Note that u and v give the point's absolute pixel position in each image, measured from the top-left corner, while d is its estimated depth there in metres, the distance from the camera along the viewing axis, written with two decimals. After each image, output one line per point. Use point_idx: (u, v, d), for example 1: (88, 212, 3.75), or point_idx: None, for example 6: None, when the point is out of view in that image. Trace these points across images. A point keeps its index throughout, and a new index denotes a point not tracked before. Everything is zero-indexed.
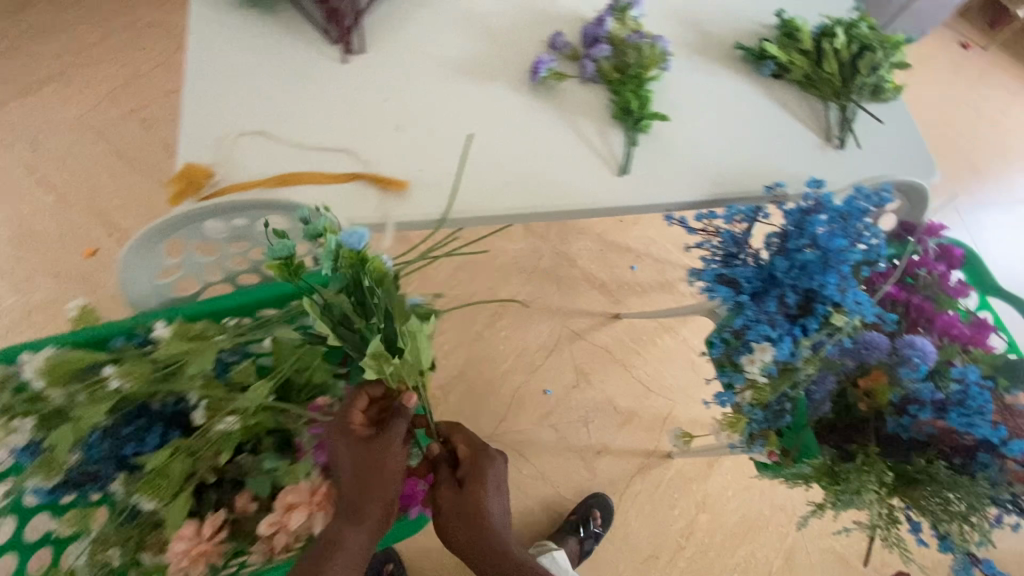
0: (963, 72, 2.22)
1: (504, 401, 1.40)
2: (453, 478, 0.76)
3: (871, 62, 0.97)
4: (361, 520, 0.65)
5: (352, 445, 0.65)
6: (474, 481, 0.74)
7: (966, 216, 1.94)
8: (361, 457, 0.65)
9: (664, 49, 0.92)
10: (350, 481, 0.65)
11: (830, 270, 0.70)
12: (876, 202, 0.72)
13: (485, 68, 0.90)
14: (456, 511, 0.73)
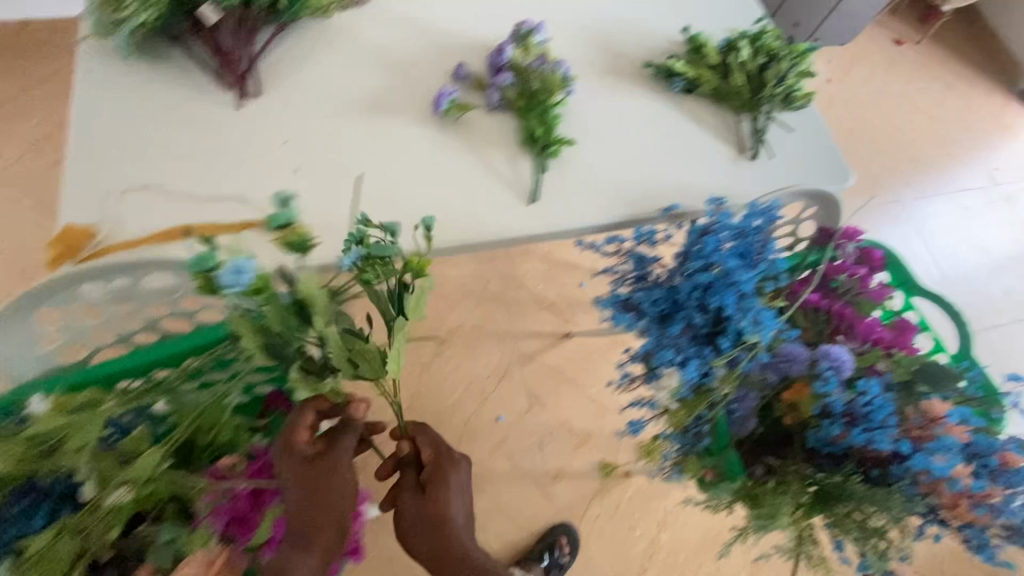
0: (897, 69, 2.27)
1: (456, 432, 1.38)
2: (416, 483, 0.71)
3: (778, 72, 0.98)
4: (307, 546, 0.63)
5: (297, 465, 0.65)
6: (438, 485, 0.70)
7: (910, 209, 1.97)
8: (305, 477, 0.65)
9: (567, 74, 0.92)
10: (298, 503, 0.64)
11: (728, 290, 0.69)
12: (767, 218, 0.72)
13: (389, 104, 0.89)
14: (417, 518, 0.69)
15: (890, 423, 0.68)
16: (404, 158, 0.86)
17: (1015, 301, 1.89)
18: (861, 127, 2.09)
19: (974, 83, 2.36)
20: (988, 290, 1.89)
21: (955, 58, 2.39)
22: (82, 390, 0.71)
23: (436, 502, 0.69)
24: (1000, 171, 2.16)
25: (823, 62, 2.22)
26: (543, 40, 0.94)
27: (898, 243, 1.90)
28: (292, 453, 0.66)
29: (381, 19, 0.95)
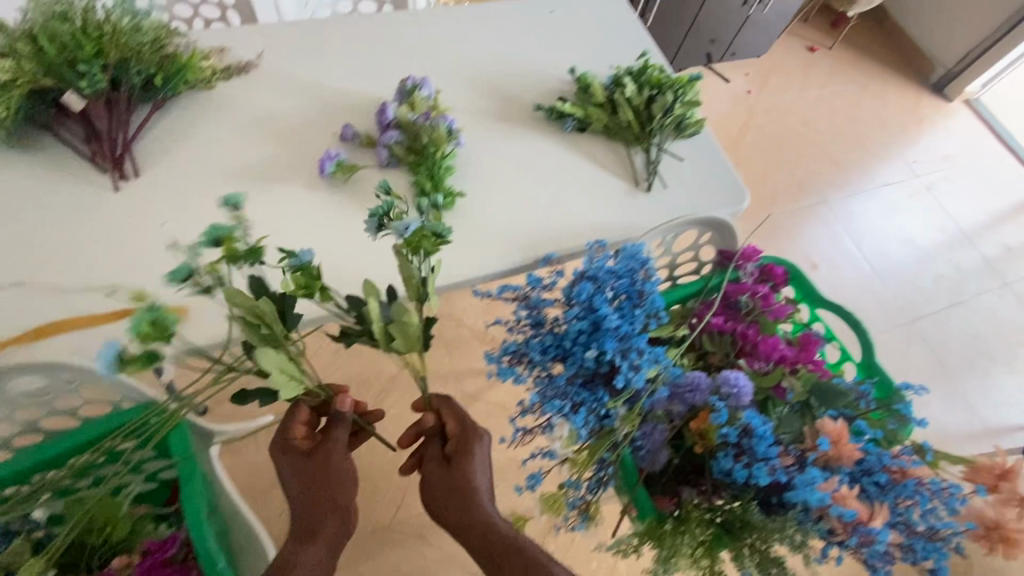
0: (813, 74, 2.37)
1: (402, 482, 1.35)
2: (441, 454, 0.70)
3: (664, 104, 1.01)
4: (311, 541, 0.63)
5: (291, 463, 0.67)
6: (459, 456, 0.69)
7: (836, 207, 2.04)
8: (302, 474, 0.66)
9: (453, 127, 0.93)
10: (297, 502, 0.65)
11: (607, 335, 0.70)
12: (638, 262, 0.73)
13: (277, 170, 0.88)
14: (443, 489, 0.67)
15: (772, 454, 0.68)
16: (292, 224, 0.84)
17: (945, 287, 1.95)
18: (784, 133, 2.16)
19: (889, 81, 2.46)
20: (919, 279, 1.95)
21: (868, 60, 2.50)
22: None
23: (459, 472, 0.68)
24: (920, 164, 2.25)
25: (743, 74, 2.30)
26: (430, 93, 0.95)
27: (828, 242, 1.96)
28: (288, 453, 0.67)
29: (270, 86, 0.97)
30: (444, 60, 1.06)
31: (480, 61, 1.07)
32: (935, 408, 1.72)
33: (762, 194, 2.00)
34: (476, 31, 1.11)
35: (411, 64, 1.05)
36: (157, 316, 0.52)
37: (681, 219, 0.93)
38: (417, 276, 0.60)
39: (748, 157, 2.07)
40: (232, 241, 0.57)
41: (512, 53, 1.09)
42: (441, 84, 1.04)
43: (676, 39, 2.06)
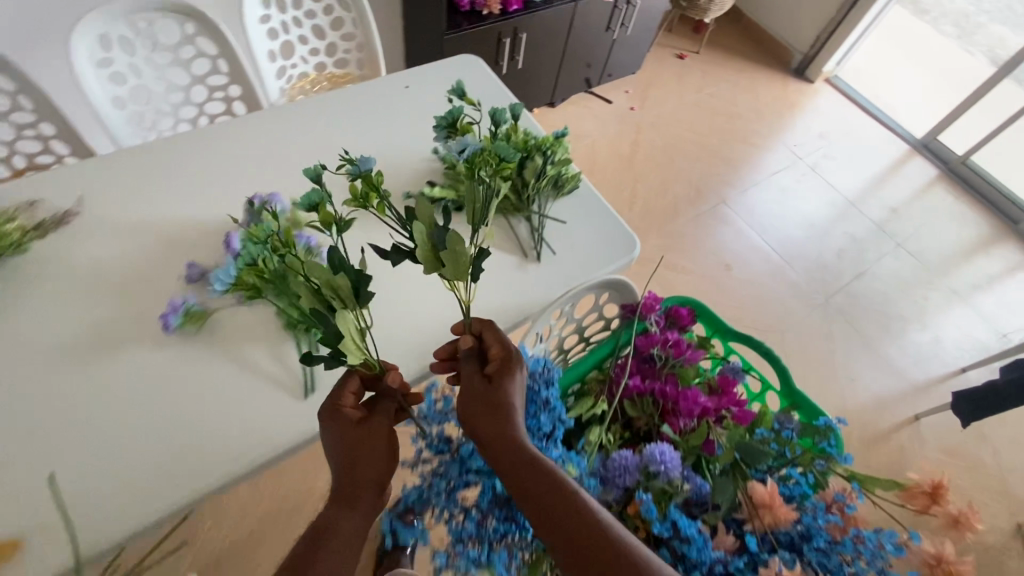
0: (687, 80, 2.47)
1: None
2: (475, 376, 0.65)
3: (536, 169, 0.98)
4: (353, 506, 0.60)
5: (335, 432, 0.63)
6: (494, 377, 0.64)
7: (734, 204, 2.11)
8: (342, 441, 0.63)
9: (312, 245, 0.86)
10: (337, 467, 0.62)
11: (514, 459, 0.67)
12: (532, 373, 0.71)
13: (115, 334, 0.76)
14: (477, 412, 0.62)
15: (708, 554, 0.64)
16: (141, 395, 0.72)
17: (849, 260, 2.03)
18: (672, 142, 2.22)
19: (756, 75, 2.60)
20: (823, 257, 2.03)
21: (734, 57, 2.63)
22: None
23: (493, 395, 0.63)
24: (800, 146, 2.37)
25: (624, 91, 2.35)
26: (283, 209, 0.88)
27: (735, 238, 2.00)
28: (332, 421, 0.64)
29: (98, 233, 0.86)
30: (297, 166, 1.00)
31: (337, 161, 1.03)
32: (870, 378, 1.76)
33: (665, 205, 2.03)
34: (324, 130, 1.07)
35: (262, 177, 0.98)
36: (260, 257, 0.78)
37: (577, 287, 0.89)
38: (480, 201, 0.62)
39: (645, 172, 2.10)
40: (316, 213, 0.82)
41: (371, 147, 1.06)
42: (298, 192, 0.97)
43: (550, 75, 2.08)
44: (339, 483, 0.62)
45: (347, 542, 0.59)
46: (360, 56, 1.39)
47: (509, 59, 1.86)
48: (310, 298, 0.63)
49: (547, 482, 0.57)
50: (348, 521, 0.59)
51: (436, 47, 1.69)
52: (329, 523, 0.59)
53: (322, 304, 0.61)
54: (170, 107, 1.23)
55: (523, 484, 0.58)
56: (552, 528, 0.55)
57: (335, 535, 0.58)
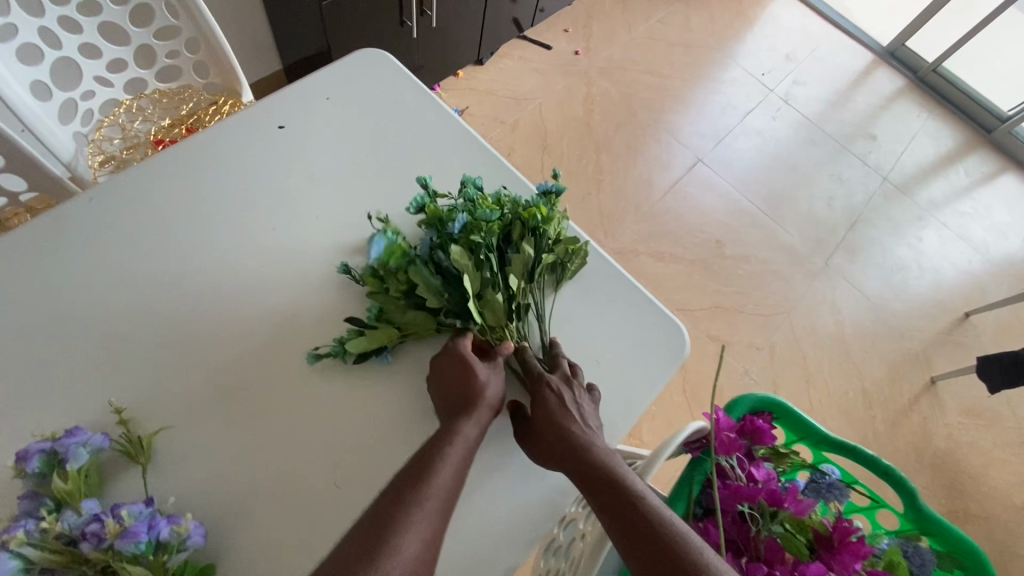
0: (633, 5, 2.04)
1: None
2: (524, 416, 0.60)
3: (525, 262, 0.62)
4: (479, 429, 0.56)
5: (463, 355, 0.59)
6: (545, 407, 0.59)
7: (712, 159, 1.79)
8: (467, 367, 0.58)
9: (163, 531, 0.45)
10: (450, 388, 0.58)
11: None
12: None
13: None
14: (538, 447, 0.58)
15: None
16: None
17: (841, 208, 1.81)
18: (630, 90, 1.84)
19: None
20: (814, 208, 1.79)
21: None
22: None
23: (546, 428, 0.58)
24: (768, 74, 2.05)
25: (562, 31, 1.90)
26: (82, 457, 0.47)
27: (720, 203, 1.71)
28: (462, 360, 0.58)
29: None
30: (122, 327, 0.60)
31: (192, 302, 0.62)
32: (885, 345, 1.59)
33: (636, 176, 1.69)
34: (159, 243, 0.65)
35: (67, 367, 0.57)
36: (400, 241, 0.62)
37: (664, 442, 0.58)
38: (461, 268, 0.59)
39: (606, 136, 1.73)
40: (434, 207, 0.62)
41: (246, 255, 0.65)
42: (136, 378, 0.57)
43: (475, 27, 1.60)
44: (454, 402, 0.57)
45: (467, 452, 0.54)
46: (197, 59, 0.92)
47: (419, 15, 1.37)
48: (423, 279, 0.60)
49: (618, 488, 0.54)
50: (471, 430, 0.55)
51: (312, 18, 1.18)
52: (452, 433, 0.54)
53: (442, 282, 0.61)
54: None
55: (607, 514, 0.52)
56: (644, 546, 0.50)
57: (458, 440, 0.53)
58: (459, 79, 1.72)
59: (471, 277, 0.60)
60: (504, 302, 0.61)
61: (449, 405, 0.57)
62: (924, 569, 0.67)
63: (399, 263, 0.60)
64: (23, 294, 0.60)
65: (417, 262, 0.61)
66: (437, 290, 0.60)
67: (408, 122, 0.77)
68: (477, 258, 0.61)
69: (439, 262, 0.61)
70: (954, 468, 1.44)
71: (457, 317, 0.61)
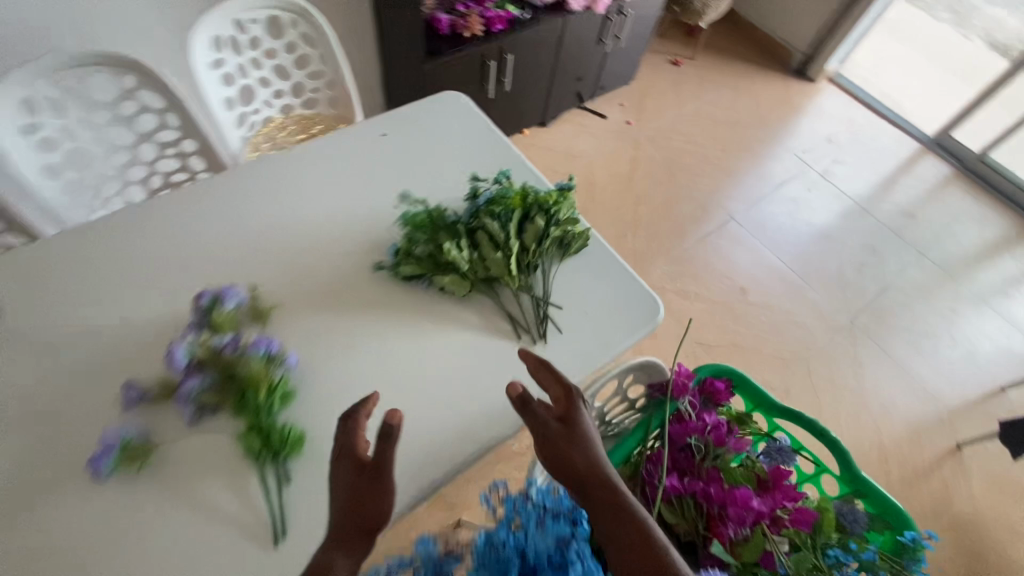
0: (684, 87, 2.34)
1: None
2: (547, 417, 0.60)
3: (537, 232, 0.83)
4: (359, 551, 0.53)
5: (352, 450, 0.57)
6: (574, 422, 0.60)
7: (744, 219, 1.97)
8: (349, 472, 0.56)
9: (274, 349, 0.71)
10: (340, 496, 0.55)
11: None
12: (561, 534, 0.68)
13: (44, 478, 0.64)
14: (561, 454, 0.58)
15: None
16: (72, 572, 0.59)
17: (871, 275, 1.90)
18: (673, 156, 2.09)
19: (755, 78, 2.47)
20: (843, 272, 1.89)
21: (732, 61, 2.50)
22: None
23: (572, 441, 0.59)
24: (808, 153, 2.23)
25: (618, 104, 2.21)
26: (238, 303, 0.74)
27: (748, 257, 1.87)
28: (342, 454, 0.57)
29: (6, 355, 0.71)
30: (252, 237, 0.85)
31: (299, 226, 0.86)
32: (908, 405, 1.62)
33: (671, 226, 1.89)
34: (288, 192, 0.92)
35: (212, 258, 0.81)
36: (402, 244, 0.81)
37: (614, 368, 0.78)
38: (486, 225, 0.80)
39: (647, 191, 1.97)
40: (424, 216, 0.82)
41: (343, 204, 0.90)
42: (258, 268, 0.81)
43: (541, 97, 1.94)
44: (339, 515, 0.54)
45: None
46: (329, 95, 1.28)
47: (496, 81, 1.72)
48: (453, 235, 0.81)
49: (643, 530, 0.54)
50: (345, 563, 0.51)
51: (413, 77, 1.55)
52: (326, 564, 0.51)
53: (444, 264, 0.80)
54: (114, 171, 1.08)
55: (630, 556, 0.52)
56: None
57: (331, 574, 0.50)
58: (524, 136, 2.05)
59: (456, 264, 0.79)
60: (506, 258, 0.80)
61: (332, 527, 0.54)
62: (856, 525, 0.75)
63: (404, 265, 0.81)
64: (191, 208, 0.86)
65: (441, 234, 0.81)
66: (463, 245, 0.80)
67: (469, 129, 1.03)
68: (500, 221, 0.81)
69: (469, 224, 0.83)
70: (976, 534, 1.41)
71: (481, 263, 0.81)
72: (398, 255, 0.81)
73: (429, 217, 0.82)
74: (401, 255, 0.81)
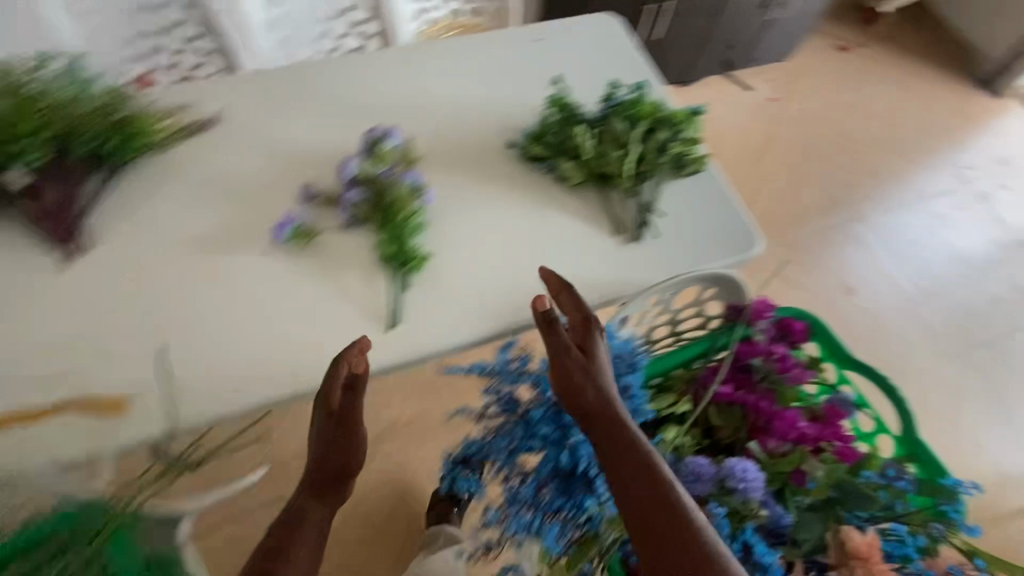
0: (845, 75, 2.19)
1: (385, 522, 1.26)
2: (569, 344, 0.67)
3: (658, 144, 0.88)
4: (324, 497, 0.66)
5: (332, 394, 0.66)
6: (588, 352, 0.68)
7: (873, 221, 1.85)
8: (327, 425, 0.67)
9: (419, 183, 0.86)
10: (319, 444, 0.67)
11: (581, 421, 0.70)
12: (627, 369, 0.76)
13: (235, 235, 0.82)
14: (574, 383, 0.65)
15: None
16: (246, 304, 0.77)
17: (1004, 312, 1.73)
18: (813, 142, 1.99)
19: (931, 80, 2.24)
20: (971, 301, 1.74)
21: (909, 57, 2.28)
22: None
23: (585, 371, 0.66)
24: (970, 170, 2.02)
25: (767, 79, 2.12)
26: (398, 143, 0.89)
27: (867, 260, 1.77)
28: (322, 402, 0.67)
29: (220, 141, 0.90)
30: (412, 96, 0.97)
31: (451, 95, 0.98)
32: (1003, 449, 1.50)
33: (791, 211, 1.83)
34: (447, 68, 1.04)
35: (381, 107, 0.96)
36: (539, 124, 0.91)
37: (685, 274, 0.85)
38: (615, 125, 0.89)
39: (774, 171, 1.91)
40: (567, 100, 0.91)
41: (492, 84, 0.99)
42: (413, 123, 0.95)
43: (691, 56, 1.92)
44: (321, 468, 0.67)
45: (319, 523, 0.64)
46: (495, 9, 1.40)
47: (648, 31, 1.77)
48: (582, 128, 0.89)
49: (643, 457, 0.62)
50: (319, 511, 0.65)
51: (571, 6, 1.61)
52: (304, 513, 0.64)
53: (568, 150, 0.89)
54: (312, 40, 1.29)
55: (628, 479, 0.60)
56: (661, 522, 0.58)
57: (310, 520, 0.64)
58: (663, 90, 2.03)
59: (580, 151, 0.88)
60: (623, 158, 0.87)
61: (311, 472, 0.67)
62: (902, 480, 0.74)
63: (535, 142, 0.91)
64: (368, 61, 1.00)
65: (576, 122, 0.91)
66: (589, 138, 0.88)
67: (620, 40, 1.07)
68: (628, 125, 0.89)
69: (600, 122, 0.91)
70: None
71: (598, 158, 0.88)
72: (533, 133, 0.91)
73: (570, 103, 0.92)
74: (535, 135, 0.91)
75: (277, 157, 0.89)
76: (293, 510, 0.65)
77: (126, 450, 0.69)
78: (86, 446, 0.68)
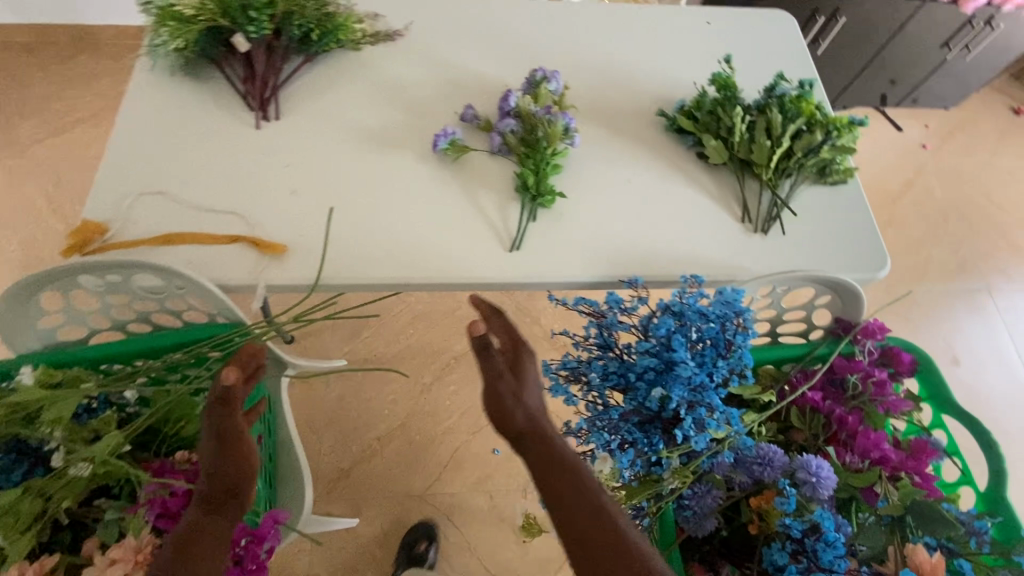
0: (1012, 140, 2.01)
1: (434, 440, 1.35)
2: (501, 368, 0.66)
3: (810, 143, 0.88)
4: (218, 510, 0.63)
5: (218, 401, 0.65)
6: (522, 372, 0.68)
7: (1000, 298, 1.72)
8: (221, 433, 0.65)
9: (570, 126, 0.90)
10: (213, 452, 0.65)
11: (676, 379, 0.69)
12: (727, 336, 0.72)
13: (399, 136, 0.91)
14: (503, 409, 0.65)
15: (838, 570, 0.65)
16: (396, 197, 0.86)
17: None
18: (956, 200, 1.86)
19: None
20: None
21: None
22: (99, 362, 0.80)
23: (517, 394, 0.66)
24: None
25: (922, 125, 1.99)
26: (556, 88, 0.94)
27: (981, 336, 1.65)
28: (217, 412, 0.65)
29: (402, 52, 0.99)
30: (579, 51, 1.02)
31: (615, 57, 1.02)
32: None
33: (911, 264, 1.73)
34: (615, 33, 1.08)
35: (549, 54, 1.02)
36: (695, 99, 0.94)
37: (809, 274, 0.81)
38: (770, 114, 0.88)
39: (904, 219, 1.80)
40: (729, 82, 0.92)
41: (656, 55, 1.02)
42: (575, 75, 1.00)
43: (840, 83, 1.77)
44: (213, 488, 0.64)
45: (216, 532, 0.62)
46: None
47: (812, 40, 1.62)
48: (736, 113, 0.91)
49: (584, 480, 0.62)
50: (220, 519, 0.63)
51: None
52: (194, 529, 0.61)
53: (717, 131, 0.91)
54: None
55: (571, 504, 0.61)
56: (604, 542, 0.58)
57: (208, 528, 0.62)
58: None
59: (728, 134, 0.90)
60: (770, 148, 0.87)
61: (201, 490, 0.64)
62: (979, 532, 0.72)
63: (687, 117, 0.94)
64: (545, 12, 1.06)
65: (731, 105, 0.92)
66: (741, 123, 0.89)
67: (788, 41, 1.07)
68: (784, 119, 0.89)
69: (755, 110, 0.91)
70: None
71: (744, 145, 0.89)
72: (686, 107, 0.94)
73: (731, 85, 0.92)
74: (688, 109, 0.94)
75: (448, 77, 0.98)
76: (183, 524, 0.62)
77: (272, 289, 0.80)
78: (246, 275, 0.79)
